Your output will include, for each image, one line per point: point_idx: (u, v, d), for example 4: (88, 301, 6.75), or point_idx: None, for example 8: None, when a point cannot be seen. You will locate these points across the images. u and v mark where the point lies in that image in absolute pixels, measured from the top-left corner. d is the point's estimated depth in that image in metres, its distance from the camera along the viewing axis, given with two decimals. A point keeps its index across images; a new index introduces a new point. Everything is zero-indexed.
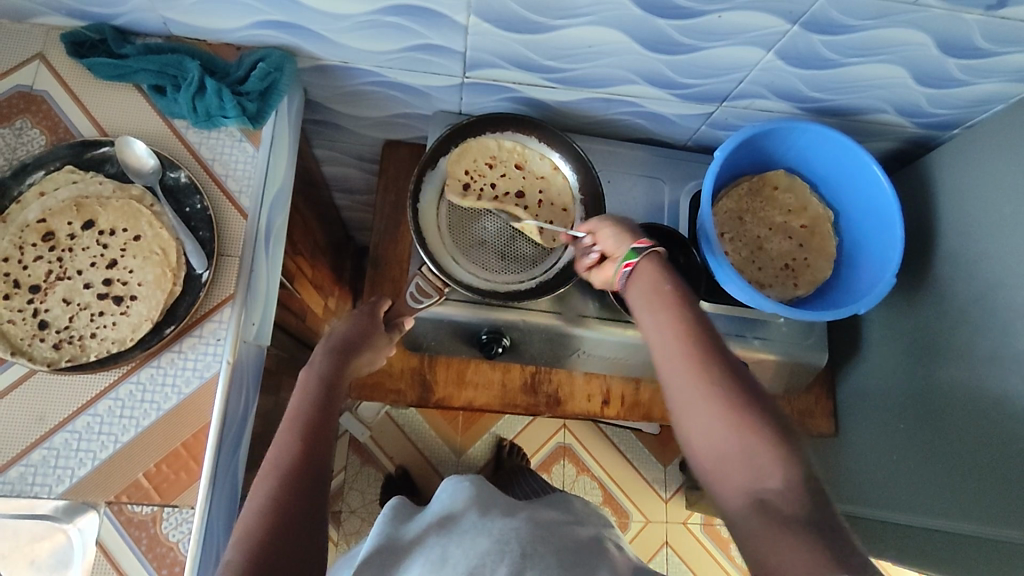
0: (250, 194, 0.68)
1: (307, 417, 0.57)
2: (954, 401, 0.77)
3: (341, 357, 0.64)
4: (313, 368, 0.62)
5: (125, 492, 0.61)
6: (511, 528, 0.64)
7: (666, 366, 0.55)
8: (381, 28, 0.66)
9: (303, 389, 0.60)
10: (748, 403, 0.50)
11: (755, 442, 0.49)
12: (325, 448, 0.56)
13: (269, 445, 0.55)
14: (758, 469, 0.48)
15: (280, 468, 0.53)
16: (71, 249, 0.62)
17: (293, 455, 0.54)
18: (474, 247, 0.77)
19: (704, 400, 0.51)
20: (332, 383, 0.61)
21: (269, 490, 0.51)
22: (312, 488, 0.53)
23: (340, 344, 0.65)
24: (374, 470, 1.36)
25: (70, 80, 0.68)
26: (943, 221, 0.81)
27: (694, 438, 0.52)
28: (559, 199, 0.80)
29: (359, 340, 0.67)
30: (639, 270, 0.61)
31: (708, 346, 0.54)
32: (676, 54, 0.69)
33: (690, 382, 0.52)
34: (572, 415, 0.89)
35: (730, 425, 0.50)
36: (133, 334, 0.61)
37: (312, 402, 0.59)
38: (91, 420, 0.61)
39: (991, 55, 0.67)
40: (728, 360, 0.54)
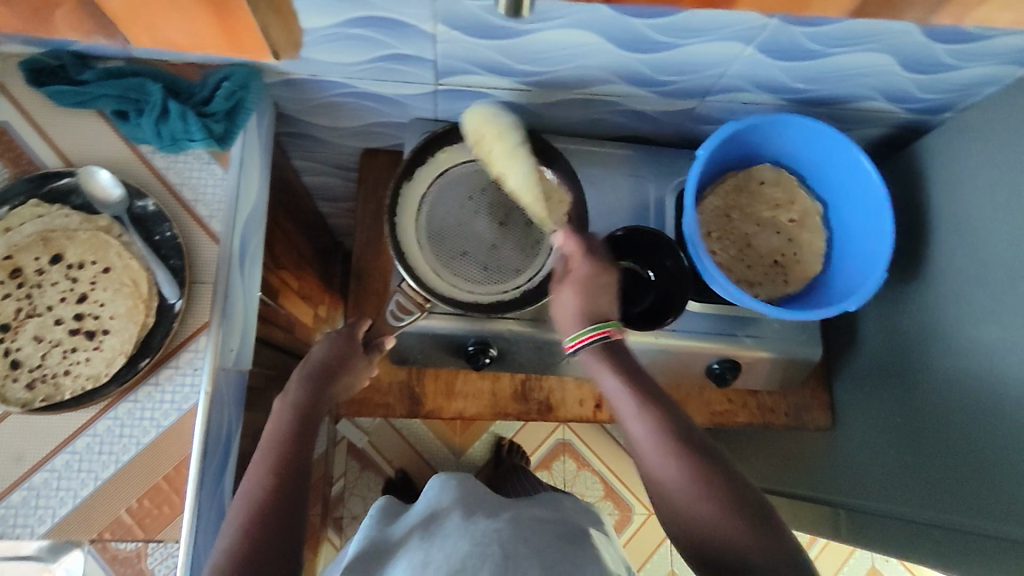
0: (220, 218, 0.67)
1: (281, 449, 0.56)
2: (950, 394, 0.76)
3: (316, 385, 0.63)
4: (288, 398, 0.62)
5: (108, 528, 0.60)
6: (492, 529, 0.63)
7: (637, 451, 0.61)
8: (346, 40, 0.64)
9: (278, 420, 0.60)
10: (714, 477, 0.57)
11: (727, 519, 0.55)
12: (299, 480, 0.55)
13: (242, 480, 0.55)
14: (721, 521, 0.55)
15: (252, 505, 0.52)
16: (39, 285, 0.61)
17: (264, 488, 0.53)
18: (453, 259, 0.75)
19: (681, 485, 0.57)
20: (308, 411, 0.61)
21: (241, 528, 0.51)
22: (282, 526, 0.52)
23: (316, 371, 0.64)
24: (375, 475, 1.35)
25: (32, 109, 0.66)
26: (936, 209, 0.79)
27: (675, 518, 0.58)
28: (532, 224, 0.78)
29: (337, 364, 0.66)
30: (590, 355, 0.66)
31: (665, 427, 0.60)
32: (653, 53, 0.67)
33: (660, 465, 0.59)
34: (564, 421, 0.88)
35: (700, 501, 0.56)
36: (107, 369, 0.60)
37: (286, 434, 0.58)
38: (70, 457, 0.60)
39: (979, 39, 0.65)
40: (686, 426, 0.61)
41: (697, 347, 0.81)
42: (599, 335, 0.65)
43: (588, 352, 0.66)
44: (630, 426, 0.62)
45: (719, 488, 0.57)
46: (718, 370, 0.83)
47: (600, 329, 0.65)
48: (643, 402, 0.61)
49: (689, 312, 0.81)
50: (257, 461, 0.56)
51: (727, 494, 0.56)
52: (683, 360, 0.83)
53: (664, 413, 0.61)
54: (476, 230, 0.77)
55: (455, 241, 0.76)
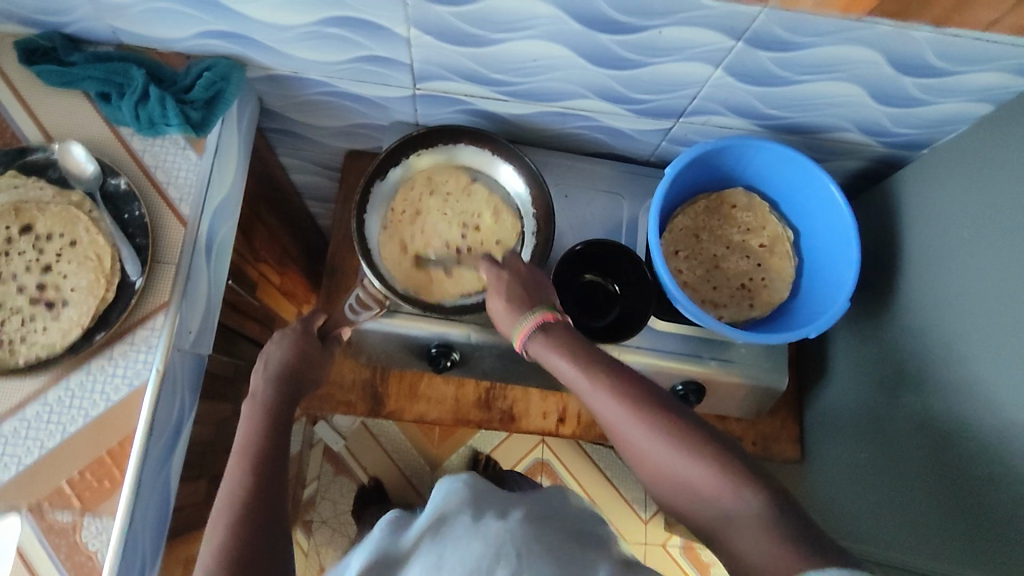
0: (190, 202, 0.68)
1: (254, 450, 0.57)
2: (916, 432, 0.74)
3: (287, 386, 0.63)
4: (258, 398, 0.62)
5: (47, 498, 0.61)
6: (507, 527, 0.58)
7: (601, 421, 0.58)
8: (323, 39, 0.66)
9: (250, 419, 0.60)
10: (673, 420, 0.54)
11: (695, 462, 0.52)
12: (275, 472, 0.56)
13: (220, 487, 0.55)
14: (710, 481, 0.51)
15: (234, 506, 0.52)
16: (7, 254, 0.63)
17: (244, 489, 0.53)
18: (403, 247, 0.76)
19: (646, 440, 0.54)
20: (280, 411, 0.61)
21: (223, 530, 0.51)
22: (266, 520, 0.53)
23: (287, 374, 0.64)
24: (348, 480, 1.35)
25: (20, 85, 0.68)
26: (908, 244, 0.78)
27: (649, 472, 0.55)
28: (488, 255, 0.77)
29: (305, 365, 0.66)
30: (536, 349, 0.62)
31: (616, 385, 0.57)
32: (623, 70, 0.68)
33: (621, 426, 0.56)
34: (527, 433, 0.88)
35: (665, 447, 0.53)
36: (62, 340, 0.61)
37: (260, 434, 0.58)
38: (18, 424, 0.61)
39: (948, 74, 0.65)
40: (636, 377, 0.58)
41: (661, 366, 0.80)
42: (538, 319, 0.62)
43: (534, 338, 0.62)
44: (586, 397, 0.59)
45: (682, 430, 0.54)
46: (682, 392, 0.83)
47: (544, 312, 0.63)
48: (591, 366, 0.58)
49: (654, 330, 0.81)
50: (234, 465, 0.56)
51: (687, 432, 0.54)
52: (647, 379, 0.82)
53: (614, 373, 0.58)
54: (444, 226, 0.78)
55: (423, 225, 0.78)
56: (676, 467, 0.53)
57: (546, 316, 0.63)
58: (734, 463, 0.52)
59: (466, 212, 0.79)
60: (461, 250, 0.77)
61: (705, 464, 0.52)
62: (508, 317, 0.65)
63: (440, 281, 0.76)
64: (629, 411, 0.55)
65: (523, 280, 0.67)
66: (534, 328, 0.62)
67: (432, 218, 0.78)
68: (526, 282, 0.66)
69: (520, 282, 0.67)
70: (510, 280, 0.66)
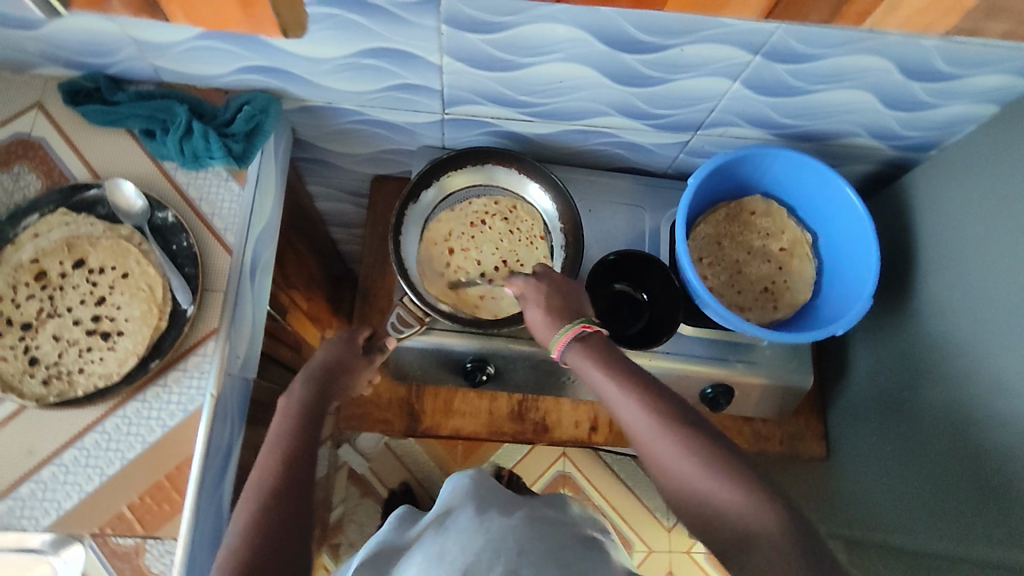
0: (235, 231, 0.70)
1: (287, 445, 0.58)
2: (937, 419, 0.76)
3: (321, 384, 0.65)
4: (293, 396, 0.64)
5: (109, 523, 0.62)
6: (508, 524, 0.56)
7: (629, 432, 0.60)
8: (359, 70, 0.69)
9: (284, 415, 0.62)
10: (700, 441, 0.56)
11: (721, 482, 0.54)
12: (305, 471, 0.57)
13: (250, 474, 0.57)
14: (730, 502, 0.53)
15: (259, 496, 0.54)
16: (61, 288, 0.65)
17: (272, 481, 0.55)
18: (442, 248, 0.80)
19: (672, 455, 0.56)
20: (314, 410, 0.63)
21: (248, 520, 0.52)
22: (290, 513, 0.54)
23: (320, 372, 0.66)
24: (374, 501, 1.35)
25: (67, 126, 0.71)
26: (922, 241, 0.81)
27: (670, 487, 0.57)
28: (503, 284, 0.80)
29: (339, 367, 0.68)
30: (571, 357, 0.65)
31: (650, 400, 0.59)
32: (645, 87, 0.71)
33: (648, 439, 0.58)
34: (561, 442, 0.90)
35: (690, 465, 0.55)
36: (119, 369, 0.63)
37: (295, 431, 0.60)
38: (77, 453, 0.63)
39: (954, 79, 0.68)
40: (670, 398, 0.60)
41: (690, 370, 0.82)
42: (576, 331, 0.64)
43: (573, 347, 0.64)
44: (616, 409, 0.61)
45: (710, 452, 0.55)
46: (712, 395, 0.85)
47: (582, 324, 0.65)
48: (627, 380, 0.61)
49: (682, 336, 0.83)
50: (264, 456, 0.58)
51: (716, 453, 0.55)
52: (676, 384, 0.84)
53: (649, 390, 0.60)
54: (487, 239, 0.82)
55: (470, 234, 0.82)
56: (699, 484, 0.55)
57: (585, 327, 0.64)
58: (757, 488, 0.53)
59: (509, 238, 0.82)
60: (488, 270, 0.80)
61: (729, 484, 0.53)
62: (546, 328, 0.67)
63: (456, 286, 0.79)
64: (659, 425, 0.57)
65: (564, 292, 0.69)
66: (568, 340, 0.64)
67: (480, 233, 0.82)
68: (566, 294, 0.69)
69: (558, 293, 0.69)
70: (549, 291, 0.68)
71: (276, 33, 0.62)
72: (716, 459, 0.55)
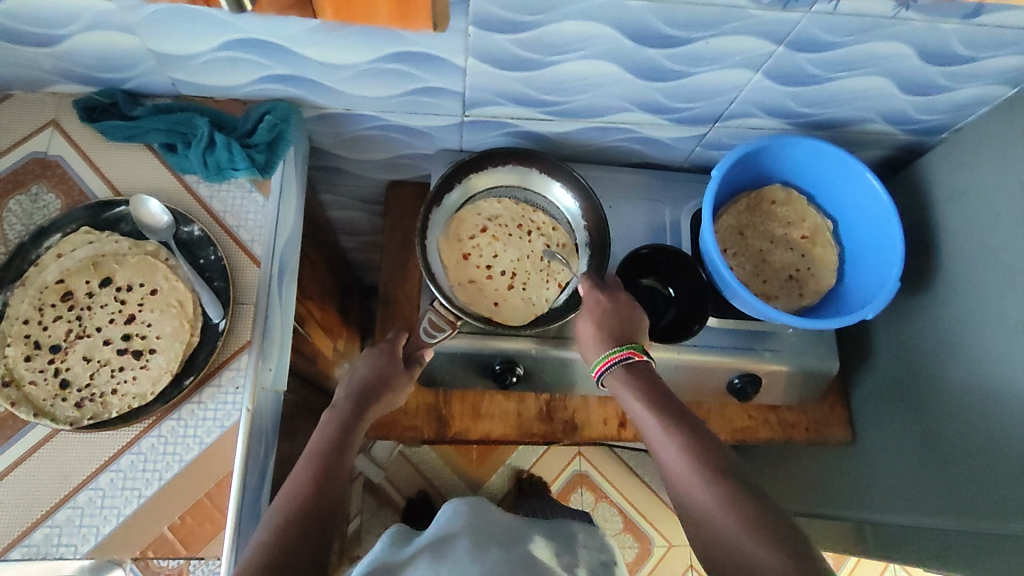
0: (262, 242, 0.69)
1: (324, 454, 0.60)
2: (958, 401, 0.78)
3: (362, 401, 0.68)
4: (336, 413, 0.66)
5: (149, 546, 0.61)
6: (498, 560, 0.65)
7: (658, 457, 0.62)
8: (381, 75, 0.68)
9: (323, 429, 0.64)
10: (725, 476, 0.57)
11: (734, 515, 0.55)
12: (336, 480, 0.59)
13: (285, 479, 0.58)
14: (738, 535, 0.54)
15: (292, 498, 0.55)
16: (89, 307, 0.63)
17: (305, 485, 0.57)
18: (472, 238, 0.80)
19: (693, 484, 0.58)
20: (350, 425, 0.65)
21: (277, 518, 0.53)
22: (320, 516, 0.55)
23: (362, 390, 0.68)
24: (392, 511, 1.34)
25: (83, 143, 0.69)
26: (940, 223, 0.82)
27: (686, 513, 0.58)
28: (502, 290, 0.79)
29: (379, 382, 0.70)
30: (613, 380, 0.68)
31: (686, 431, 0.61)
32: (667, 81, 0.71)
33: (675, 466, 0.60)
34: (591, 440, 0.89)
35: (707, 495, 0.57)
36: (153, 388, 0.62)
37: (329, 443, 0.62)
38: (113, 476, 0.61)
39: (971, 61, 0.69)
40: (706, 435, 0.62)
41: (719, 361, 0.82)
42: (625, 354, 0.67)
43: (615, 370, 0.68)
44: (649, 433, 0.64)
45: (732, 488, 0.57)
46: (739, 385, 0.84)
47: (629, 348, 0.67)
48: (665, 409, 0.63)
49: (708, 328, 0.83)
50: (301, 464, 0.59)
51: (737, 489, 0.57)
52: (704, 375, 0.84)
53: (686, 422, 0.63)
54: (520, 243, 0.81)
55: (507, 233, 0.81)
56: (714, 514, 0.56)
57: (631, 352, 0.67)
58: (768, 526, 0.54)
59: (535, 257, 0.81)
60: (504, 273, 0.80)
61: (740, 518, 0.54)
62: (596, 344, 0.70)
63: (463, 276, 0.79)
64: (685, 454, 0.60)
65: (621, 313, 0.70)
66: (616, 360, 0.67)
67: (514, 237, 0.81)
68: (618, 311, 0.70)
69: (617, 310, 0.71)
70: (605, 310, 0.70)
71: (426, 26, 0.59)
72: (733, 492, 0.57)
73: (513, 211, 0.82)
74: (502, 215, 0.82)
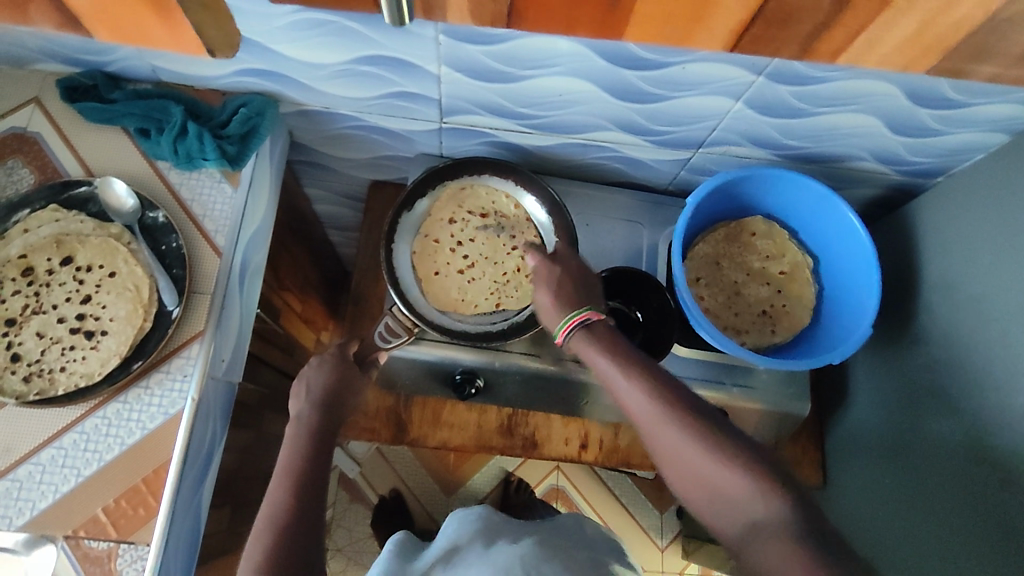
0: (225, 233, 0.70)
1: (299, 472, 0.59)
2: (935, 456, 0.74)
3: (329, 410, 0.65)
4: (302, 422, 0.63)
5: (83, 526, 0.61)
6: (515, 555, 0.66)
7: (633, 419, 0.57)
8: (356, 76, 0.68)
9: (293, 442, 0.61)
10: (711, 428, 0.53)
11: (732, 471, 0.50)
12: (317, 496, 0.58)
13: (262, 503, 0.56)
14: (744, 491, 0.50)
15: (275, 523, 0.54)
16: (48, 284, 0.64)
17: (286, 509, 0.55)
18: (461, 219, 0.80)
19: (679, 444, 0.53)
20: (324, 437, 0.63)
21: (263, 549, 0.53)
22: (306, 540, 0.54)
23: (324, 398, 0.65)
24: (363, 507, 1.34)
25: (63, 122, 0.71)
26: (926, 269, 0.79)
27: (676, 476, 0.54)
28: (448, 270, 0.79)
29: (341, 390, 0.67)
30: (576, 343, 0.62)
31: (657, 386, 0.56)
32: (646, 103, 0.70)
33: (653, 425, 0.54)
34: (549, 459, 0.88)
35: (696, 452, 0.52)
36: (100, 369, 0.62)
37: (304, 457, 0.60)
38: (55, 452, 0.62)
39: (963, 106, 0.67)
40: (675, 383, 0.56)
41: None
42: (582, 318, 0.61)
43: (576, 337, 0.61)
44: (619, 396, 0.58)
45: (719, 439, 0.52)
46: None
47: (588, 311, 0.61)
48: (631, 366, 0.57)
49: (676, 356, 0.81)
50: (276, 485, 0.58)
51: (723, 439, 0.52)
52: None
53: (654, 375, 0.57)
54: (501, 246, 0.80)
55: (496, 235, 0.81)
56: (711, 474, 0.51)
57: (589, 314, 0.61)
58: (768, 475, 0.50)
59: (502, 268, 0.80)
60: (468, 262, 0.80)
61: (741, 472, 0.50)
62: (552, 312, 0.63)
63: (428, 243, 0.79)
64: (660, 410, 0.54)
65: (576, 282, 0.65)
66: (577, 326, 0.61)
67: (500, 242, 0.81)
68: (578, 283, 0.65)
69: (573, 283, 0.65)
70: (564, 281, 0.65)
71: (200, 49, 0.63)
72: (721, 444, 0.52)
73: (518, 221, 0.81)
74: (507, 218, 0.81)
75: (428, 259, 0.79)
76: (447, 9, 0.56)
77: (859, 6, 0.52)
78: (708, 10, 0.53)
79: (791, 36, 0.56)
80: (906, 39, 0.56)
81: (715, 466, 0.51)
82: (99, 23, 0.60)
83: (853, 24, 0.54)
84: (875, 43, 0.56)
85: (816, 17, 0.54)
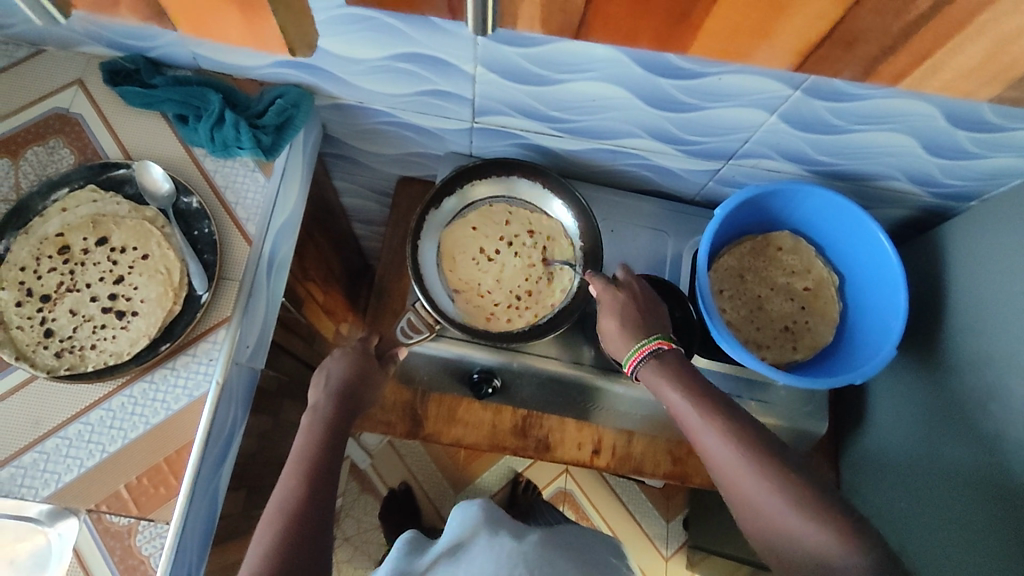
0: (256, 222, 0.71)
1: (311, 462, 0.59)
2: (956, 484, 0.73)
3: (345, 402, 0.66)
4: (317, 412, 0.64)
5: (105, 501, 0.62)
6: (519, 551, 0.67)
7: (707, 459, 0.59)
8: (392, 73, 0.69)
9: (308, 431, 0.62)
10: (787, 473, 0.55)
11: (804, 517, 0.52)
12: (327, 486, 0.59)
13: (274, 490, 0.57)
14: (816, 538, 0.52)
15: (286, 511, 0.55)
16: (83, 263, 0.66)
17: (297, 498, 0.56)
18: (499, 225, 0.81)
19: (753, 485, 0.55)
20: (337, 428, 0.63)
21: (274, 536, 0.53)
22: (316, 529, 0.55)
23: (341, 390, 0.66)
24: (372, 498, 1.35)
25: (104, 105, 0.72)
26: (954, 293, 0.78)
27: (749, 516, 0.56)
28: (467, 263, 0.80)
29: (359, 383, 0.67)
30: (647, 374, 0.65)
31: (732, 426, 0.58)
32: (680, 113, 0.70)
33: (728, 467, 0.57)
34: (561, 462, 0.88)
35: (770, 495, 0.54)
36: (130, 348, 0.64)
37: (317, 447, 0.61)
38: (82, 428, 0.64)
39: (1001, 130, 0.66)
40: (749, 424, 0.59)
41: None
42: (653, 347, 0.64)
43: (650, 371, 0.64)
44: (694, 433, 0.60)
45: (796, 484, 0.54)
46: None
47: (656, 341, 0.65)
48: (705, 406, 0.60)
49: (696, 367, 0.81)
50: (288, 474, 0.58)
51: (799, 485, 0.54)
52: None
53: (728, 416, 0.59)
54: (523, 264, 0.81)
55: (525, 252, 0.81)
56: (786, 519, 0.53)
57: (661, 345, 0.65)
58: (843, 522, 0.52)
59: (514, 282, 0.80)
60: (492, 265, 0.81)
61: (816, 519, 0.52)
62: (621, 340, 0.66)
63: (460, 233, 0.81)
64: (735, 452, 0.56)
65: (644, 306, 0.68)
66: (647, 354, 0.64)
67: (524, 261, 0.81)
68: (642, 306, 0.68)
69: (637, 304, 0.68)
70: (627, 305, 0.67)
71: (283, 50, 0.66)
72: (803, 494, 0.54)
73: (553, 229, 0.81)
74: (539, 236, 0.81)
75: (454, 245, 0.80)
76: (522, 16, 0.57)
77: (921, 26, 0.52)
78: (774, 33, 0.55)
79: (855, 57, 0.56)
80: (961, 62, 0.56)
81: (794, 515, 0.53)
82: (186, 20, 0.63)
83: (918, 46, 0.55)
84: (942, 63, 0.56)
85: (884, 38, 0.54)
